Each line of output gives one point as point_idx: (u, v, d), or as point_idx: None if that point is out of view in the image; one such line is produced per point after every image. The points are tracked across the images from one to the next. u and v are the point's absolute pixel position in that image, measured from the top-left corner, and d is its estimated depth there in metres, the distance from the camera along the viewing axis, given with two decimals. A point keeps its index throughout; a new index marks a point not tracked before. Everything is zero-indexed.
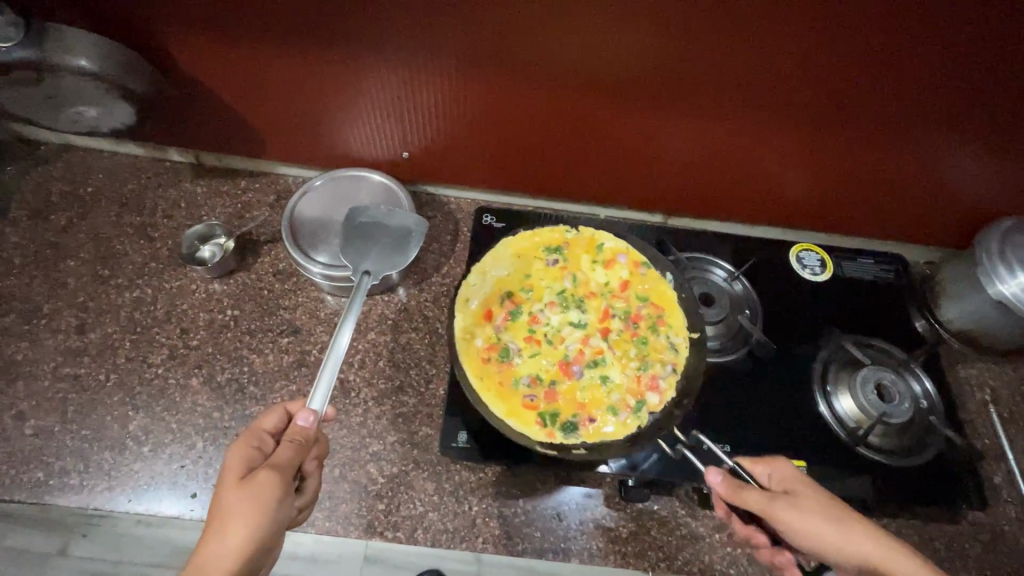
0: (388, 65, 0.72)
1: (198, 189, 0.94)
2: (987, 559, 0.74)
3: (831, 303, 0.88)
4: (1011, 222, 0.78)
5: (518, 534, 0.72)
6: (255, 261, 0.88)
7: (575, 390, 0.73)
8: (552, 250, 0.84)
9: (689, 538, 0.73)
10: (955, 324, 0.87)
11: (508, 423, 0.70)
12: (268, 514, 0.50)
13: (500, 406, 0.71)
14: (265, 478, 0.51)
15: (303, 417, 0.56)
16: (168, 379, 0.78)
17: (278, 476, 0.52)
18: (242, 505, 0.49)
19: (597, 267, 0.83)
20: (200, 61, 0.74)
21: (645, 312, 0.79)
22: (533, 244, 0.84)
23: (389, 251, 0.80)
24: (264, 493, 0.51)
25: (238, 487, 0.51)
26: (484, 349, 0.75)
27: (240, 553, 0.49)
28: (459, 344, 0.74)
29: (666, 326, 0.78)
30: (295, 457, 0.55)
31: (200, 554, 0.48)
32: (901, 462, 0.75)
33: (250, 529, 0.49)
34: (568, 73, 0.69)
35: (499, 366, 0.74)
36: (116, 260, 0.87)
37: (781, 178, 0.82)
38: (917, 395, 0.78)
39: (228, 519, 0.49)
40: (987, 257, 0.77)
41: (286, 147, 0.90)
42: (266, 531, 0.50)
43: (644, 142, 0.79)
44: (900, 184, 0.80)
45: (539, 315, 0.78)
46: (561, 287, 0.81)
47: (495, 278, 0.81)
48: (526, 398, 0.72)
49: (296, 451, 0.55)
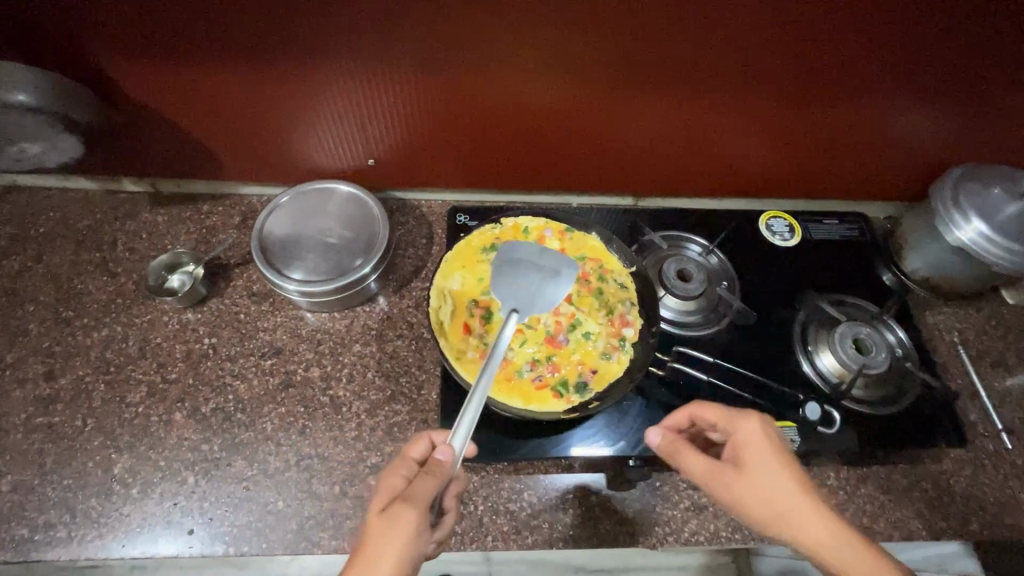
0: (348, 74, 0.71)
1: (158, 219, 0.91)
2: (971, 491, 0.78)
3: (804, 265, 0.90)
4: (955, 174, 0.84)
5: (527, 528, 0.72)
6: (227, 285, 0.86)
7: (568, 356, 0.69)
8: (489, 248, 0.76)
9: (693, 509, 0.74)
10: (918, 274, 0.91)
11: (531, 411, 0.64)
12: (404, 553, 0.47)
13: (515, 399, 0.65)
14: (401, 513, 0.48)
15: (442, 451, 0.52)
16: (150, 417, 0.75)
17: (415, 515, 0.48)
18: (379, 541, 0.47)
19: (533, 247, 0.77)
20: (149, 86, 0.71)
21: (589, 266, 0.76)
22: (468, 250, 0.75)
23: (537, 285, 0.65)
24: (399, 531, 0.47)
25: (379, 517, 0.49)
26: (478, 359, 0.68)
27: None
28: (452, 363, 0.66)
29: (610, 271, 0.75)
30: (433, 492, 0.50)
31: None
32: (881, 410, 0.77)
33: (389, 567, 0.46)
34: (525, 66, 0.69)
35: (498, 367, 0.67)
36: (79, 300, 0.83)
37: (743, 150, 0.84)
38: (891, 344, 0.81)
39: (368, 553, 0.46)
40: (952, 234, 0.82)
41: (247, 166, 0.88)
42: (400, 572, 0.47)
43: (608, 126, 0.80)
44: (854, 145, 0.83)
45: None
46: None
47: (453, 295, 0.71)
48: (535, 381, 0.67)
49: (432, 485, 0.51)
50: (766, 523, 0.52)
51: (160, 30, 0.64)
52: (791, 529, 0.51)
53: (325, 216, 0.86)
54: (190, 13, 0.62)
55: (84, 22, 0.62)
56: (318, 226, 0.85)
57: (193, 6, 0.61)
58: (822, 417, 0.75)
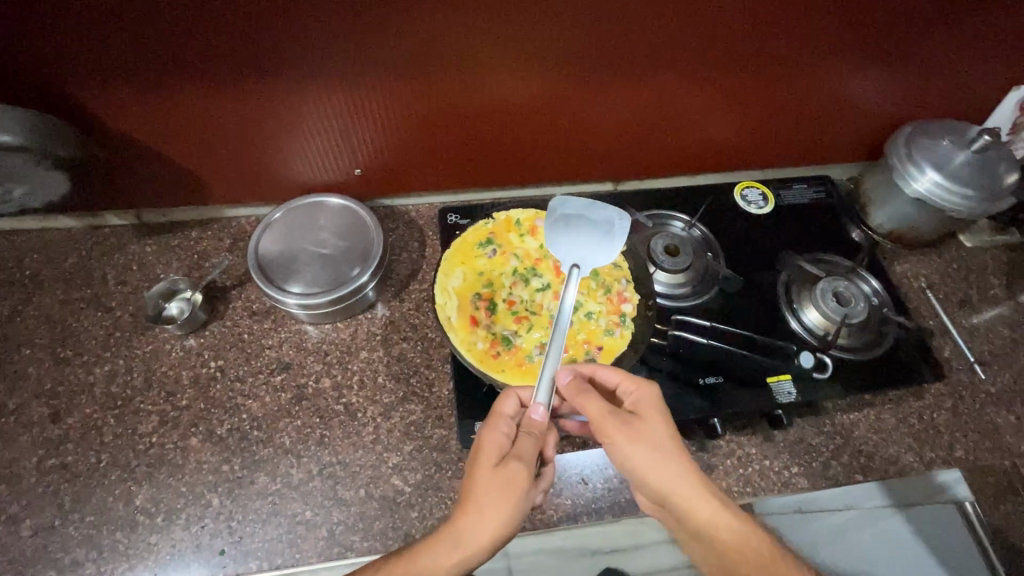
0: (329, 85, 0.73)
1: (146, 250, 0.90)
2: (953, 421, 0.84)
3: (780, 228, 0.94)
4: (904, 135, 0.91)
5: (551, 506, 0.75)
6: (227, 307, 0.86)
7: (574, 336, 0.72)
8: (484, 242, 0.78)
9: (705, 470, 0.78)
10: (884, 228, 0.98)
11: None
12: (518, 501, 0.53)
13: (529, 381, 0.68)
14: (513, 467, 0.54)
15: (538, 411, 0.59)
16: (165, 445, 0.75)
17: (526, 468, 0.54)
18: (495, 489, 0.53)
19: (527, 237, 0.80)
20: (132, 113, 0.72)
21: None
22: (465, 247, 0.77)
23: (596, 241, 0.71)
24: (513, 483, 0.54)
25: (492, 470, 0.54)
26: (489, 348, 0.70)
27: (499, 530, 0.52)
28: (464, 355, 0.68)
29: None
30: (536, 449, 0.56)
31: (458, 523, 0.53)
32: (865, 356, 0.82)
33: (508, 511, 0.52)
34: (501, 62, 0.72)
35: (509, 354, 0.69)
36: (76, 339, 0.82)
37: (712, 126, 0.89)
38: (868, 294, 0.86)
39: (486, 500, 0.53)
40: (935, 198, 0.87)
41: (233, 187, 0.88)
42: (515, 518, 0.53)
43: (583, 114, 0.83)
44: (812, 111, 0.89)
45: (512, 298, 0.74)
46: (511, 268, 0.76)
47: (456, 290, 0.73)
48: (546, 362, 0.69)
49: (535, 443, 0.57)
50: (654, 471, 0.56)
51: (141, 56, 0.65)
52: (669, 479, 0.56)
53: (317, 229, 0.87)
54: (170, 36, 0.63)
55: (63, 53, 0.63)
56: (312, 239, 0.86)
57: (173, 29, 0.62)
58: (814, 363, 0.80)
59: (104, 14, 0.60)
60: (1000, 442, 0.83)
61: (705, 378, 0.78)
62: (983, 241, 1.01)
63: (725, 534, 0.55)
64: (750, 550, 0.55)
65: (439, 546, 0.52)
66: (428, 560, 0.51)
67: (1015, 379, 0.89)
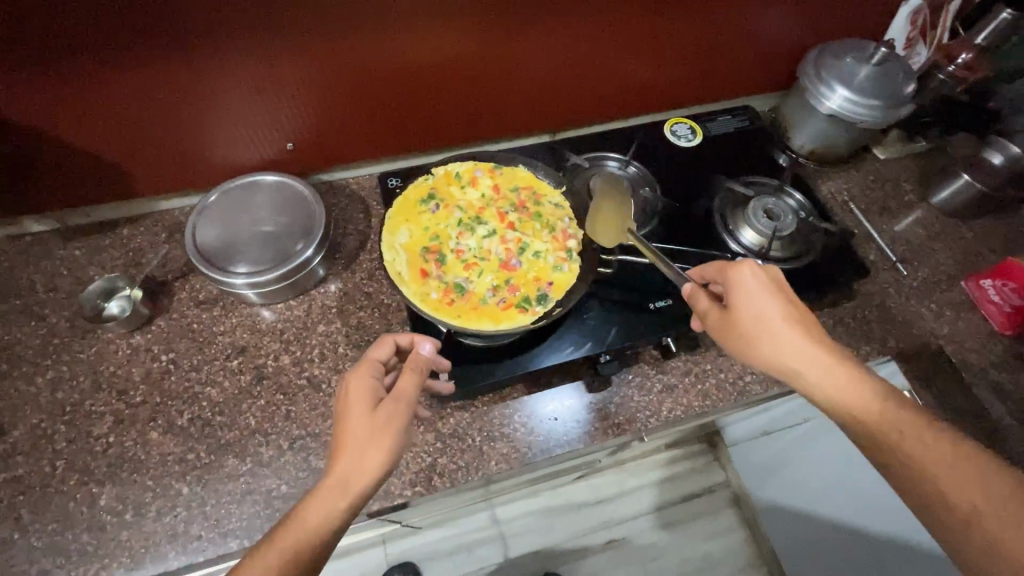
0: (249, 54, 0.73)
1: (76, 253, 0.87)
2: (881, 316, 0.91)
3: (711, 155, 0.97)
4: (812, 56, 0.97)
5: (525, 444, 0.77)
6: (172, 300, 0.84)
7: (525, 276, 0.73)
8: (426, 199, 0.78)
9: (665, 390, 0.82)
10: (805, 148, 1.05)
11: (502, 329, 0.68)
12: (398, 438, 0.55)
13: (485, 322, 0.69)
14: (392, 407, 0.56)
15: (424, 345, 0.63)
16: (124, 443, 0.73)
17: (407, 403, 0.57)
18: (375, 431, 0.55)
19: (467, 188, 0.80)
20: (42, 101, 0.70)
21: (523, 195, 0.80)
22: (406, 204, 0.78)
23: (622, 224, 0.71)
24: (393, 421, 0.56)
25: (370, 412, 0.56)
26: (443, 297, 0.71)
27: (382, 465, 0.54)
28: (419, 306, 0.69)
29: (544, 196, 0.80)
30: (417, 386, 0.59)
31: (338, 469, 0.53)
32: (799, 264, 0.86)
33: (388, 449, 0.54)
34: (416, 9, 0.73)
35: (463, 300, 0.71)
36: (10, 351, 0.78)
37: (632, 66, 0.93)
38: (795, 208, 0.90)
39: (365, 442, 0.54)
40: (859, 117, 0.93)
41: (162, 175, 0.86)
42: (398, 455, 0.55)
43: (507, 63, 0.85)
44: (720, 41, 0.94)
45: (460, 247, 0.75)
46: (455, 220, 0.77)
47: (403, 246, 0.74)
48: (500, 303, 0.71)
49: (417, 381, 0.59)
50: (746, 348, 0.61)
51: (46, 36, 0.63)
52: (774, 352, 0.59)
53: (255, 208, 0.86)
54: (74, 14, 0.62)
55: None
56: (251, 219, 0.85)
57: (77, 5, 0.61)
58: None
59: None
60: (924, 328, 0.91)
61: (657, 303, 0.81)
62: (894, 152, 1.09)
63: (833, 394, 0.56)
64: (860, 411, 0.55)
65: (324, 492, 0.52)
66: (315, 508, 0.51)
67: (931, 272, 0.97)
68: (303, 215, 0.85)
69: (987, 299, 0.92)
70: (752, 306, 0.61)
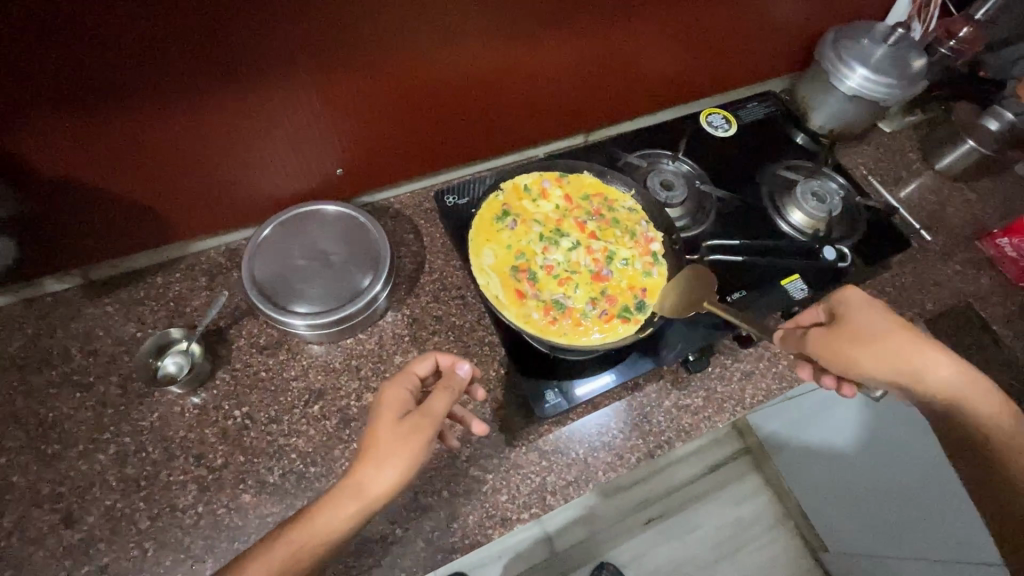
0: (301, 82, 0.67)
1: (110, 310, 0.79)
2: (922, 279, 0.96)
3: (743, 146, 1.02)
4: (828, 42, 0.99)
5: (627, 450, 0.77)
6: (231, 349, 0.78)
7: (616, 284, 0.82)
8: (502, 216, 0.85)
9: (746, 376, 0.84)
10: (825, 128, 1.07)
11: (610, 339, 0.77)
12: (417, 455, 0.56)
13: (593, 334, 0.78)
14: (417, 421, 0.57)
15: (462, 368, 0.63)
16: (215, 511, 0.68)
17: (431, 424, 0.58)
18: (395, 442, 0.56)
19: (539, 202, 0.87)
20: (72, 154, 0.62)
21: (596, 203, 0.88)
22: (484, 224, 0.84)
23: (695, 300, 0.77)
24: (416, 436, 0.57)
25: (396, 424, 0.57)
26: (546, 315, 0.78)
27: (396, 483, 0.55)
28: (526, 327, 0.76)
29: (615, 201, 0.88)
30: (446, 406, 0.60)
31: (354, 475, 0.56)
32: (849, 241, 0.92)
33: (404, 465, 0.55)
34: (478, 26, 0.69)
35: (566, 316, 0.79)
36: (61, 429, 0.71)
37: (667, 62, 0.93)
38: (836, 189, 0.96)
39: (385, 452, 0.55)
40: (875, 94, 0.95)
41: (198, 214, 0.79)
42: (412, 471, 0.56)
43: (555, 68, 0.83)
44: (748, 29, 0.95)
45: (548, 263, 0.83)
46: (536, 235, 0.84)
47: (492, 268, 0.80)
48: (601, 315, 0.79)
49: (446, 401, 0.60)
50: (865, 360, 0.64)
51: (87, 83, 0.56)
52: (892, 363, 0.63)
53: (312, 240, 0.81)
54: (122, 57, 0.55)
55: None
56: (310, 251, 0.79)
57: (126, 48, 0.54)
58: (837, 255, 0.88)
59: (36, 39, 0.50)
60: (960, 287, 0.96)
61: (732, 295, 0.84)
62: (899, 124, 1.14)
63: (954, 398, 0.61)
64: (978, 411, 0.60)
65: (337, 500, 0.54)
66: (325, 513, 0.54)
67: (955, 233, 1.03)
68: (365, 242, 0.81)
69: (1005, 256, 0.97)
70: (863, 324, 0.65)
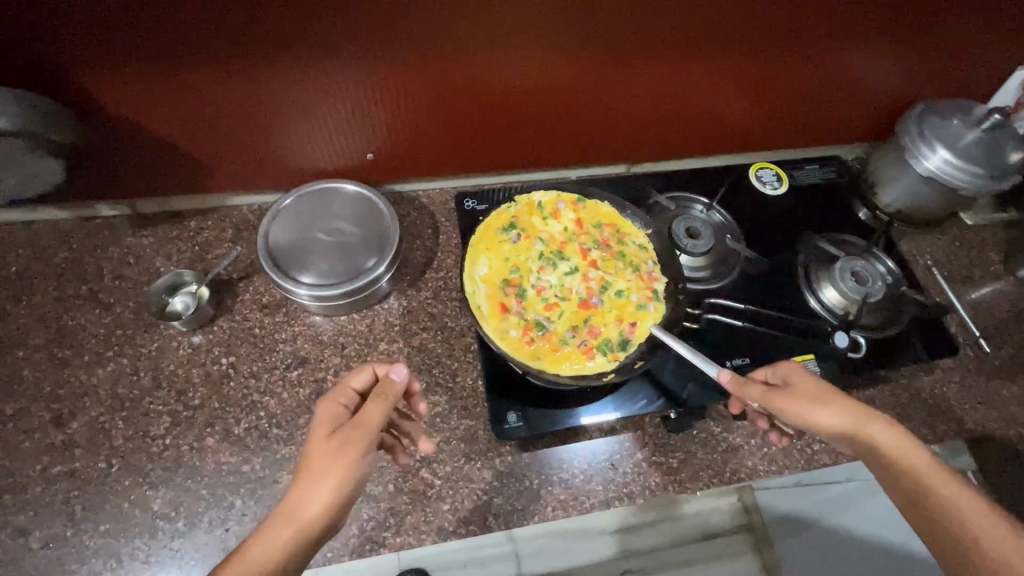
0: (343, 66, 0.69)
1: (145, 242, 0.86)
2: (965, 394, 0.85)
3: (790, 209, 0.96)
4: (914, 114, 0.91)
5: (583, 492, 0.74)
6: (236, 302, 0.83)
7: (605, 316, 0.79)
8: (508, 228, 0.85)
9: (730, 450, 0.78)
10: (891, 206, 0.98)
11: (584, 372, 0.73)
12: (351, 472, 0.54)
13: (566, 363, 0.74)
14: (348, 436, 0.55)
15: (398, 371, 0.61)
16: (180, 446, 0.72)
17: (366, 437, 0.55)
18: (332, 462, 0.53)
19: (549, 221, 0.86)
20: (139, 101, 0.69)
21: (606, 233, 0.86)
22: (489, 233, 0.84)
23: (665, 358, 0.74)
24: (351, 453, 0.54)
25: (328, 441, 0.55)
26: (523, 335, 0.76)
27: (329, 504, 0.52)
28: (501, 344, 0.74)
29: (627, 234, 0.85)
30: (381, 416, 0.57)
31: (293, 497, 0.53)
32: (884, 331, 0.84)
33: (337, 485, 0.53)
34: (519, 45, 0.70)
35: (544, 339, 0.76)
36: (74, 338, 0.78)
37: (724, 108, 0.89)
38: (884, 273, 0.87)
39: (318, 470, 0.53)
40: (952, 180, 0.86)
41: (237, 174, 0.85)
42: (347, 490, 0.53)
43: (599, 96, 0.81)
44: (819, 90, 0.89)
45: (541, 283, 0.81)
46: (536, 253, 0.83)
47: (485, 278, 0.80)
48: (581, 345, 0.76)
49: (380, 408, 0.58)
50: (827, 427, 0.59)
51: (155, 42, 0.62)
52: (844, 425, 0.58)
53: (328, 215, 0.84)
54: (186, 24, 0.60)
55: (34, 19, 0.58)
56: (325, 225, 0.83)
57: (191, 18, 0.60)
58: (850, 343, 0.82)
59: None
60: (1009, 414, 0.84)
61: (732, 360, 0.80)
62: (983, 219, 1.02)
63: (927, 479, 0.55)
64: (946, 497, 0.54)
65: (271, 527, 0.52)
66: (259, 544, 0.51)
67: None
68: (371, 226, 0.84)
69: None
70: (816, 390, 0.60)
